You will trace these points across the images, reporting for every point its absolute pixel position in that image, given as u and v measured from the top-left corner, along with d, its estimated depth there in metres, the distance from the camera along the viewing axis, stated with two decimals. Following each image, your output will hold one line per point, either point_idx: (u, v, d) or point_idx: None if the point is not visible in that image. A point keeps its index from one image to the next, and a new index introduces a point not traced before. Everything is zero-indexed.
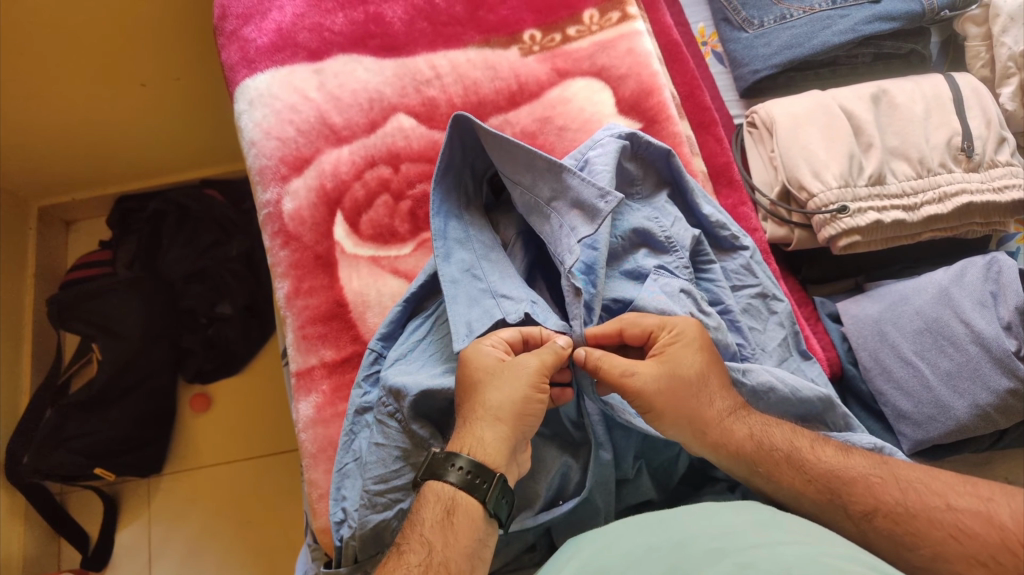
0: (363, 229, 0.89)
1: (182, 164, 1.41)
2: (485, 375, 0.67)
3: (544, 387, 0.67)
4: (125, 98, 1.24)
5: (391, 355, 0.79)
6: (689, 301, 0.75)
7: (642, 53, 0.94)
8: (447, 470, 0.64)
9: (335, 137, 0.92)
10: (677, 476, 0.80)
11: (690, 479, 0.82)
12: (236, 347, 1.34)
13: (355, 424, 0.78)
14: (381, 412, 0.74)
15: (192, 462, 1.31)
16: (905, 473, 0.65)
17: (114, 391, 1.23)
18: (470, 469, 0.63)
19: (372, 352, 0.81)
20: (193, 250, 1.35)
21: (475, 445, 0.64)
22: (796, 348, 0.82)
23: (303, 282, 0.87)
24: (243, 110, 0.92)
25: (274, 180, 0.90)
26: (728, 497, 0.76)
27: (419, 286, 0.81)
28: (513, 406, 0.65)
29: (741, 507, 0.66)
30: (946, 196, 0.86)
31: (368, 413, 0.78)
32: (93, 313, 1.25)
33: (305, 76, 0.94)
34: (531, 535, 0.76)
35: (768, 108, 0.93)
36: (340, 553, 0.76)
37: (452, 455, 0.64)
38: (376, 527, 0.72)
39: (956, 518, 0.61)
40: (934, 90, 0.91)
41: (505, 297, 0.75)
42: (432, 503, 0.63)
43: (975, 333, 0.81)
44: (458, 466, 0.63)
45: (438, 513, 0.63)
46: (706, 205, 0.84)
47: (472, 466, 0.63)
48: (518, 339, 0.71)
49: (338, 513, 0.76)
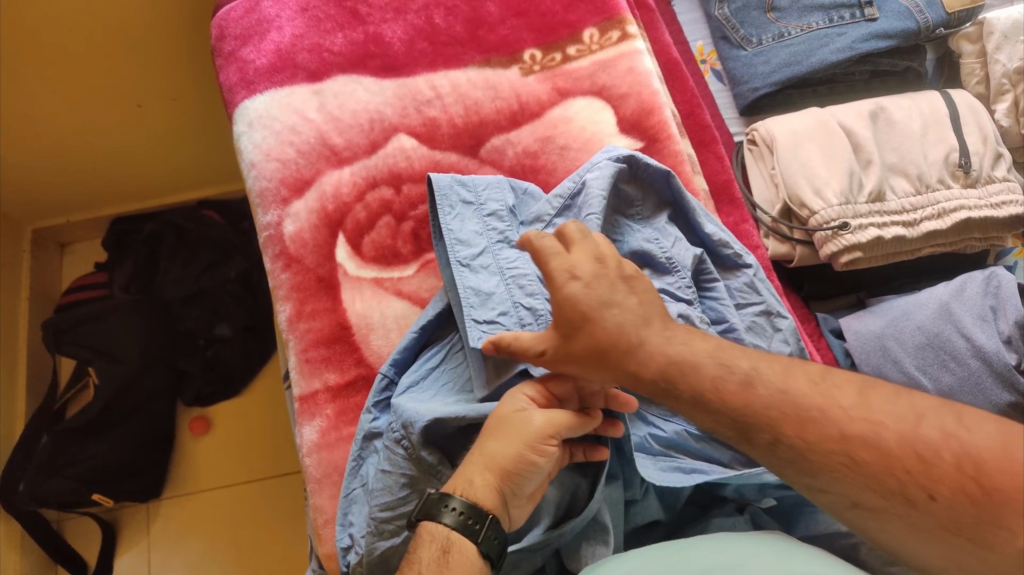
0: (366, 251, 0.88)
1: (177, 185, 1.40)
2: (496, 423, 0.68)
3: (545, 448, 0.65)
4: (122, 121, 1.23)
5: (403, 383, 0.78)
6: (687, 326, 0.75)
7: (642, 72, 0.94)
8: (441, 511, 0.64)
9: (336, 158, 0.91)
10: (685, 497, 0.79)
11: (697, 499, 0.82)
12: (235, 369, 1.33)
13: (363, 450, 0.78)
14: (389, 438, 0.73)
15: (190, 486, 1.30)
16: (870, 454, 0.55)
17: (111, 414, 1.22)
18: (465, 511, 0.63)
19: (383, 377, 0.80)
20: (189, 272, 1.32)
21: (467, 485, 0.65)
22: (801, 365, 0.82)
23: (305, 305, 0.86)
24: (243, 131, 0.92)
25: (275, 202, 0.89)
26: (738, 518, 0.77)
27: (432, 317, 0.81)
28: (506, 459, 0.65)
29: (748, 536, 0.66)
30: (945, 212, 0.87)
31: (377, 439, 0.77)
32: (87, 336, 1.23)
33: (305, 97, 0.93)
34: (540, 557, 0.74)
35: (768, 125, 0.94)
36: None
37: (447, 497, 0.64)
38: (383, 554, 0.72)
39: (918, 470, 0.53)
40: (931, 107, 0.92)
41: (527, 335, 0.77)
42: (428, 543, 0.63)
43: (975, 347, 0.81)
44: (450, 507, 0.63)
45: (434, 552, 0.62)
46: (708, 224, 0.84)
47: (465, 507, 0.63)
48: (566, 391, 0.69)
49: (346, 539, 0.76)
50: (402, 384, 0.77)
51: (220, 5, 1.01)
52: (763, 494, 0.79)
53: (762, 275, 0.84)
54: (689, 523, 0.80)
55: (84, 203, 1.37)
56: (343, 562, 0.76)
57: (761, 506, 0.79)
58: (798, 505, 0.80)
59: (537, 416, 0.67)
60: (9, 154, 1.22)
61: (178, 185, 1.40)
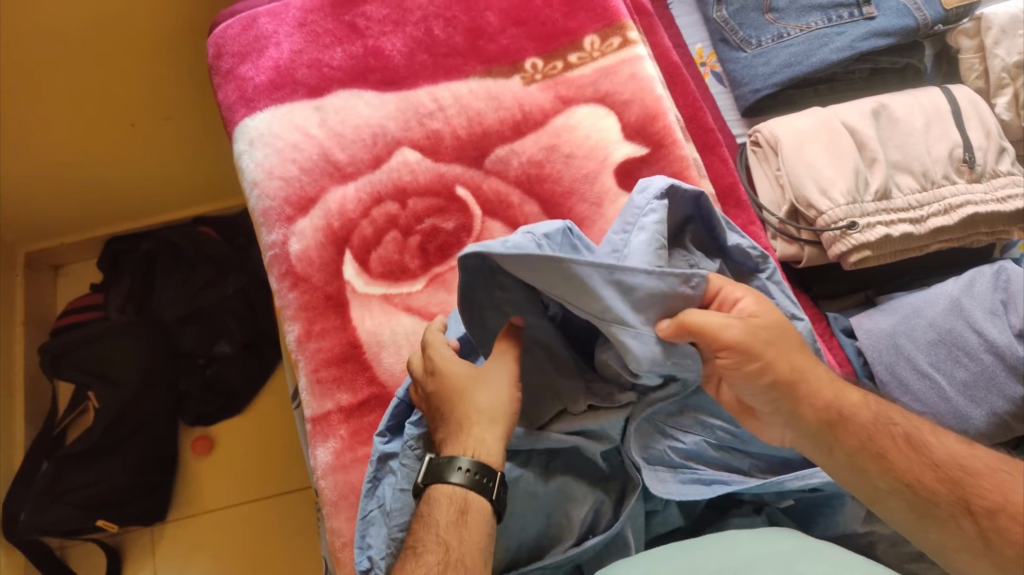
0: (374, 267, 0.88)
1: (174, 202, 1.38)
2: (468, 381, 0.70)
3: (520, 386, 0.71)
4: (116, 140, 1.22)
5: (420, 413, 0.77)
6: None
7: (645, 78, 0.94)
8: (451, 472, 0.67)
9: (340, 174, 0.90)
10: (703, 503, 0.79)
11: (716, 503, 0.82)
12: (238, 386, 1.32)
13: (378, 471, 0.77)
14: (406, 456, 0.74)
15: (196, 506, 1.29)
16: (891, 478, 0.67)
17: (114, 438, 1.20)
18: (477, 470, 0.66)
19: (400, 401, 0.78)
20: (187, 290, 1.32)
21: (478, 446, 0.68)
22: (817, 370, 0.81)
23: (314, 324, 0.85)
24: (244, 150, 0.92)
25: (280, 221, 0.89)
26: (757, 521, 0.78)
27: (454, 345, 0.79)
28: (503, 405, 0.69)
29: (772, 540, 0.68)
30: (951, 208, 0.87)
31: (392, 460, 0.77)
32: (87, 360, 1.22)
33: (306, 114, 0.93)
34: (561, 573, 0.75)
35: (771, 127, 0.94)
36: None
37: (457, 458, 0.67)
38: None
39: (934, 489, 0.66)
40: (933, 103, 0.93)
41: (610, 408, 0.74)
42: (445, 504, 0.66)
43: (988, 342, 0.82)
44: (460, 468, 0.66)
45: (452, 513, 0.66)
46: (732, 235, 0.81)
47: (477, 466, 0.66)
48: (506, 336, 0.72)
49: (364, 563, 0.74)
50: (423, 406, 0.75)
51: (215, 22, 1.00)
52: (782, 496, 0.79)
53: (778, 277, 0.83)
54: (709, 526, 0.80)
55: (78, 225, 1.36)
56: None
57: (779, 506, 0.79)
58: (817, 508, 0.81)
59: (503, 359, 0.71)
60: (3, 177, 1.20)
61: (174, 204, 1.39)
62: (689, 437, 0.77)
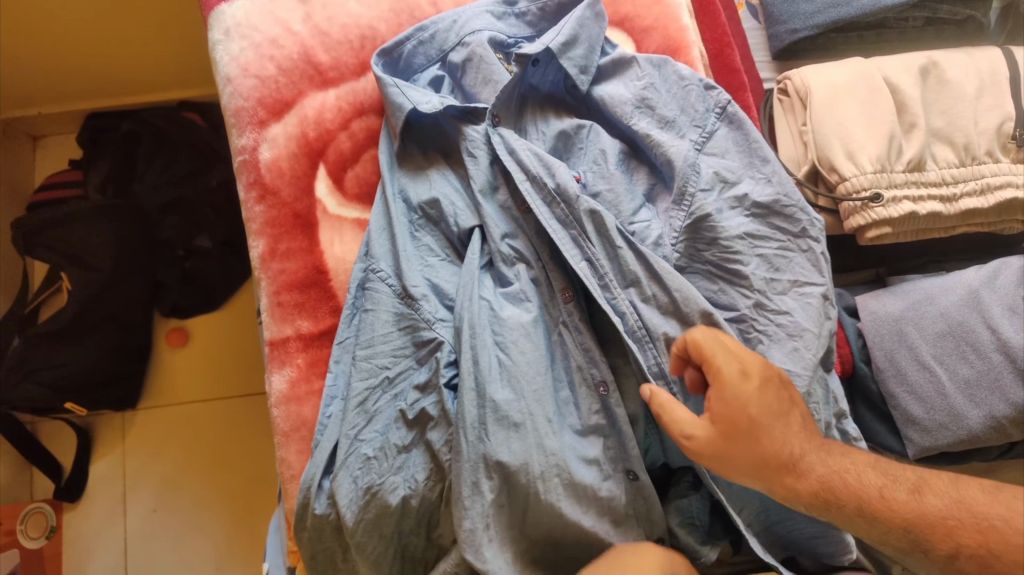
0: (348, 188, 0.80)
1: (150, 82, 1.27)
2: None
3: None
4: (93, 9, 1.11)
5: (362, 348, 0.71)
6: (588, 271, 0.68)
7: (670, 4, 0.84)
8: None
9: (320, 78, 0.81)
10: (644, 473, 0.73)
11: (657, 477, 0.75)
12: (218, 286, 1.24)
13: (341, 371, 0.73)
14: (361, 379, 0.70)
15: (167, 398, 1.23)
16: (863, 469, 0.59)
17: (83, 325, 1.12)
18: None
19: (339, 362, 0.73)
20: (169, 178, 1.22)
21: None
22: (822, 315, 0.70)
23: (279, 243, 0.78)
24: (217, 40, 0.81)
25: (251, 124, 0.79)
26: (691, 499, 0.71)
27: (415, 281, 0.71)
28: None
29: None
30: (988, 189, 0.79)
31: (344, 365, 0.74)
32: (61, 239, 1.13)
33: (290, 6, 0.83)
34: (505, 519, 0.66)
35: (804, 74, 0.84)
36: (302, 515, 0.70)
37: None
38: (327, 509, 0.68)
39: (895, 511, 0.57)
40: (991, 67, 0.83)
41: (502, 265, 0.71)
42: None
43: (1001, 341, 0.75)
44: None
45: None
46: (760, 199, 0.71)
47: None
48: (334, 368, 0.73)
49: (308, 476, 0.69)
50: (416, 333, 0.70)
51: None
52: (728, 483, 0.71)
53: (816, 257, 0.71)
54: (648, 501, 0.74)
55: (40, 92, 1.23)
56: (303, 495, 0.69)
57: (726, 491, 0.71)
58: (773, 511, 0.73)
59: None
60: None
61: (138, 85, 1.27)
62: (648, 354, 0.67)
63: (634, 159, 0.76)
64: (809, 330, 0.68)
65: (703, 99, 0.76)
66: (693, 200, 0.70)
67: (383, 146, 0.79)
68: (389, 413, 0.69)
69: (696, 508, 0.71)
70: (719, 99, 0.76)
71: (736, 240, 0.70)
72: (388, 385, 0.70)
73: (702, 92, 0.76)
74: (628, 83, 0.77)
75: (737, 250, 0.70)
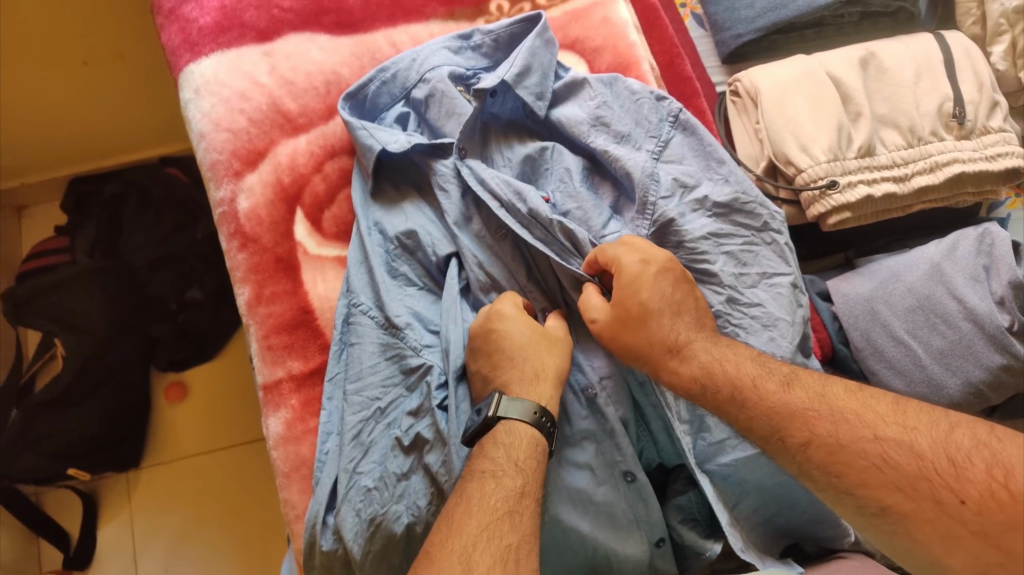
0: (326, 227, 0.83)
1: (128, 145, 1.30)
2: None
3: None
4: (67, 81, 1.15)
5: (353, 382, 0.73)
6: None
7: (617, 23, 0.89)
8: (517, 414, 0.63)
9: (291, 126, 0.85)
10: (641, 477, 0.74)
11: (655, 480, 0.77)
12: (213, 335, 1.26)
13: (333, 407, 0.75)
14: (355, 412, 0.72)
15: (171, 452, 1.23)
16: (842, 402, 0.56)
17: (81, 389, 1.12)
18: None
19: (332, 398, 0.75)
20: (154, 236, 1.25)
21: None
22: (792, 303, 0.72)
23: (264, 288, 0.80)
24: (189, 99, 0.84)
25: (228, 176, 0.82)
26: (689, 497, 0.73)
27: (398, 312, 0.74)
28: None
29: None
30: (937, 166, 0.83)
31: (336, 401, 0.75)
32: (52, 307, 1.14)
33: (254, 60, 0.86)
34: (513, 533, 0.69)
35: (752, 76, 0.88)
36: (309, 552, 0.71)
37: None
38: (334, 545, 0.69)
39: (883, 450, 0.53)
40: (925, 53, 0.87)
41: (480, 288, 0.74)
42: None
43: (968, 309, 0.78)
44: (522, 420, 0.63)
45: None
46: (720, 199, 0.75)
47: None
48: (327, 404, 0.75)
49: (312, 513, 0.70)
50: (403, 361, 0.72)
51: None
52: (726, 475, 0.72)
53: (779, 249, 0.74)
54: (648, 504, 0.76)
55: (20, 165, 1.26)
56: (309, 533, 0.70)
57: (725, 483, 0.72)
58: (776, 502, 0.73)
59: None
60: None
61: (114, 149, 1.30)
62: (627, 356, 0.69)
63: (597, 175, 0.80)
64: (782, 319, 0.71)
65: (655, 110, 0.80)
66: (656, 208, 0.74)
67: (356, 184, 0.82)
68: (384, 443, 0.71)
69: (695, 505, 0.73)
70: (671, 109, 0.79)
71: (701, 241, 0.73)
72: (381, 416, 0.72)
73: (654, 104, 0.80)
74: (582, 103, 0.81)
75: (702, 250, 0.73)
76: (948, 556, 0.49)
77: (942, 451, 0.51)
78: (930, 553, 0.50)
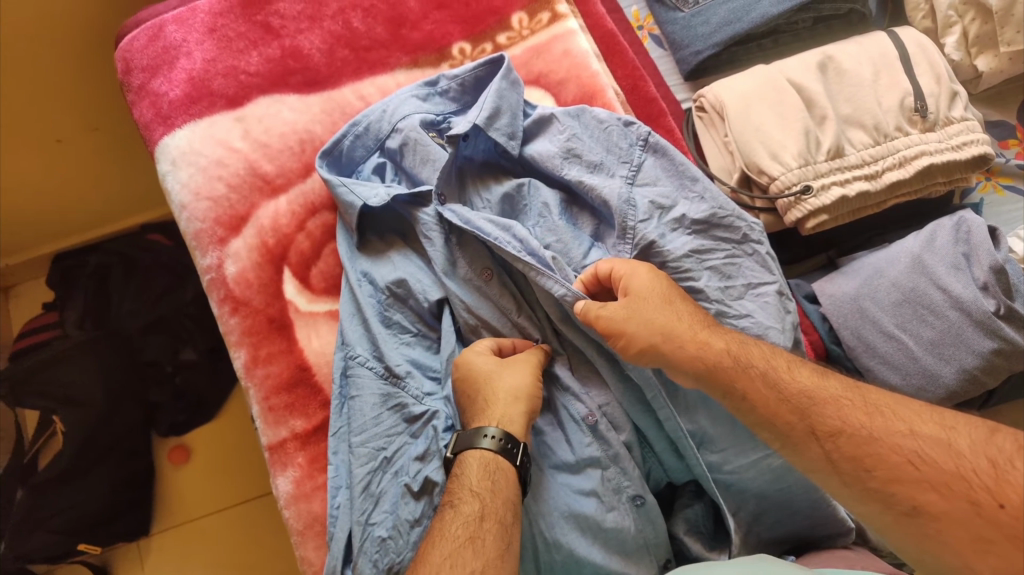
0: (315, 283, 0.84)
1: (110, 215, 1.31)
2: None
3: None
4: (44, 160, 1.17)
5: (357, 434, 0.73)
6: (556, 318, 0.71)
7: (578, 54, 0.91)
8: (480, 440, 0.65)
9: (270, 188, 0.86)
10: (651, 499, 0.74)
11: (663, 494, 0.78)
12: (211, 396, 1.26)
13: (341, 461, 0.75)
14: (361, 464, 0.72)
15: (181, 515, 1.22)
16: (877, 394, 0.58)
17: (84, 463, 1.12)
18: None
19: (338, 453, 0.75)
20: (145, 301, 1.24)
21: None
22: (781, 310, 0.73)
23: (259, 349, 0.80)
24: (167, 170, 0.85)
25: (212, 244, 0.83)
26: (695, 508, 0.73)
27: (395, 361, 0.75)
28: None
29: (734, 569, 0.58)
30: (906, 160, 0.84)
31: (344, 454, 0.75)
32: (48, 383, 1.12)
33: (227, 126, 0.87)
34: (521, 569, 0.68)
35: (716, 91, 0.90)
36: None
37: None
38: None
39: (918, 445, 0.54)
40: (880, 51, 0.89)
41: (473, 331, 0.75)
42: None
43: (953, 298, 0.79)
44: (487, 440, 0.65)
45: None
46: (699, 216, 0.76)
47: None
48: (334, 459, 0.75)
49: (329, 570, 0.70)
50: (404, 409, 0.73)
51: (122, 34, 0.94)
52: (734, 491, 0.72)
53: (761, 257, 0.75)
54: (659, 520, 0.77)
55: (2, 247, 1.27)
56: None
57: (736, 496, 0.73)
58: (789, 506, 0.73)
59: None
60: None
61: (96, 221, 1.31)
62: None
63: (575, 206, 0.81)
64: (773, 327, 0.71)
65: (625, 135, 0.81)
66: (636, 232, 0.75)
67: (342, 239, 0.83)
68: (394, 492, 0.70)
69: (702, 517, 0.73)
70: (640, 132, 0.81)
71: (684, 259, 0.74)
72: (388, 465, 0.72)
73: (623, 129, 0.82)
74: (552, 137, 0.82)
75: (686, 268, 0.74)
76: (975, 559, 0.50)
77: (983, 452, 0.52)
78: (960, 557, 0.50)
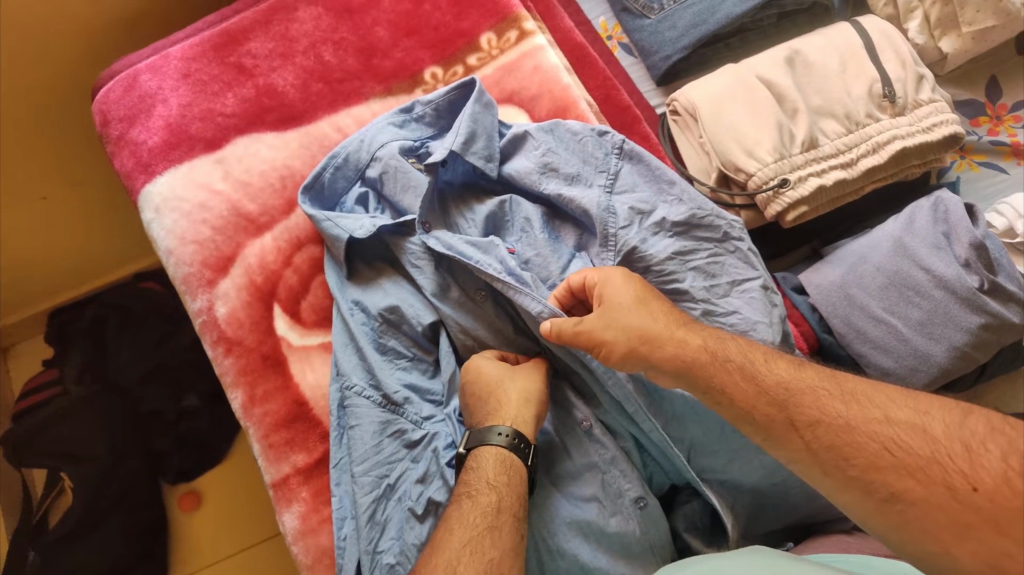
0: (306, 317, 0.84)
1: (102, 266, 1.31)
2: None
3: None
4: (30, 218, 1.17)
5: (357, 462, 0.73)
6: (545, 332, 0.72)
7: (549, 68, 0.92)
8: (491, 437, 0.66)
9: (254, 226, 0.86)
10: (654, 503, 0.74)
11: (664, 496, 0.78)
12: (214, 438, 1.26)
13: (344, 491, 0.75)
14: (364, 493, 0.72)
15: (194, 562, 1.22)
16: (853, 383, 0.59)
17: (91, 517, 1.11)
18: None
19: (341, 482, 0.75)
20: (142, 350, 1.23)
21: None
22: (767, 305, 0.74)
23: (256, 388, 0.81)
24: (151, 219, 0.86)
25: (202, 287, 0.84)
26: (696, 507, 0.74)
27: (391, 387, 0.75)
28: None
29: (744, 557, 0.58)
30: (879, 146, 0.85)
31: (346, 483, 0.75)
32: (51, 442, 1.12)
33: (207, 169, 0.88)
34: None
35: (687, 94, 0.91)
36: None
37: None
38: None
39: (894, 432, 0.54)
40: (845, 41, 0.91)
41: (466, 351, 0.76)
42: None
43: (937, 278, 0.80)
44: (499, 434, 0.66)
45: None
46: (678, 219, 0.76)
47: None
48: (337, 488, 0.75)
49: None
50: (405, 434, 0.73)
51: (97, 87, 0.94)
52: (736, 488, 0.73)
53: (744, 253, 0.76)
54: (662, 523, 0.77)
55: None
56: None
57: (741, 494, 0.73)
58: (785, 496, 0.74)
59: None
60: None
61: (88, 274, 1.30)
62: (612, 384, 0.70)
63: (558, 218, 0.82)
64: (760, 322, 0.72)
65: (600, 145, 0.82)
66: (618, 239, 0.76)
67: (330, 271, 0.84)
68: (399, 518, 0.71)
69: (699, 513, 0.73)
70: (614, 141, 0.82)
71: (668, 262, 0.74)
72: (391, 491, 0.72)
73: (597, 139, 0.83)
74: (528, 154, 0.83)
75: (671, 271, 0.74)
76: (956, 547, 0.50)
77: (958, 436, 0.52)
78: (941, 544, 0.50)
